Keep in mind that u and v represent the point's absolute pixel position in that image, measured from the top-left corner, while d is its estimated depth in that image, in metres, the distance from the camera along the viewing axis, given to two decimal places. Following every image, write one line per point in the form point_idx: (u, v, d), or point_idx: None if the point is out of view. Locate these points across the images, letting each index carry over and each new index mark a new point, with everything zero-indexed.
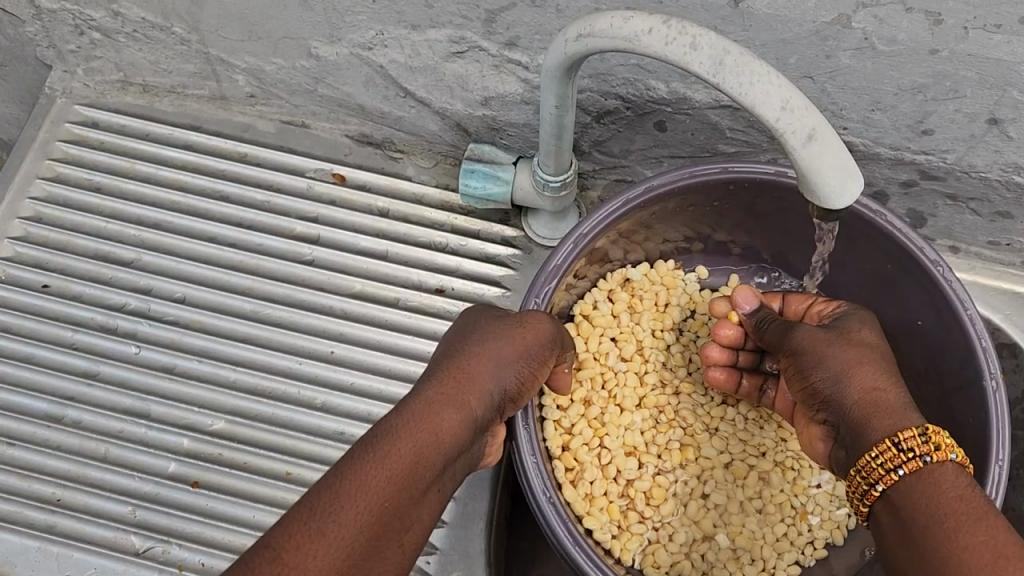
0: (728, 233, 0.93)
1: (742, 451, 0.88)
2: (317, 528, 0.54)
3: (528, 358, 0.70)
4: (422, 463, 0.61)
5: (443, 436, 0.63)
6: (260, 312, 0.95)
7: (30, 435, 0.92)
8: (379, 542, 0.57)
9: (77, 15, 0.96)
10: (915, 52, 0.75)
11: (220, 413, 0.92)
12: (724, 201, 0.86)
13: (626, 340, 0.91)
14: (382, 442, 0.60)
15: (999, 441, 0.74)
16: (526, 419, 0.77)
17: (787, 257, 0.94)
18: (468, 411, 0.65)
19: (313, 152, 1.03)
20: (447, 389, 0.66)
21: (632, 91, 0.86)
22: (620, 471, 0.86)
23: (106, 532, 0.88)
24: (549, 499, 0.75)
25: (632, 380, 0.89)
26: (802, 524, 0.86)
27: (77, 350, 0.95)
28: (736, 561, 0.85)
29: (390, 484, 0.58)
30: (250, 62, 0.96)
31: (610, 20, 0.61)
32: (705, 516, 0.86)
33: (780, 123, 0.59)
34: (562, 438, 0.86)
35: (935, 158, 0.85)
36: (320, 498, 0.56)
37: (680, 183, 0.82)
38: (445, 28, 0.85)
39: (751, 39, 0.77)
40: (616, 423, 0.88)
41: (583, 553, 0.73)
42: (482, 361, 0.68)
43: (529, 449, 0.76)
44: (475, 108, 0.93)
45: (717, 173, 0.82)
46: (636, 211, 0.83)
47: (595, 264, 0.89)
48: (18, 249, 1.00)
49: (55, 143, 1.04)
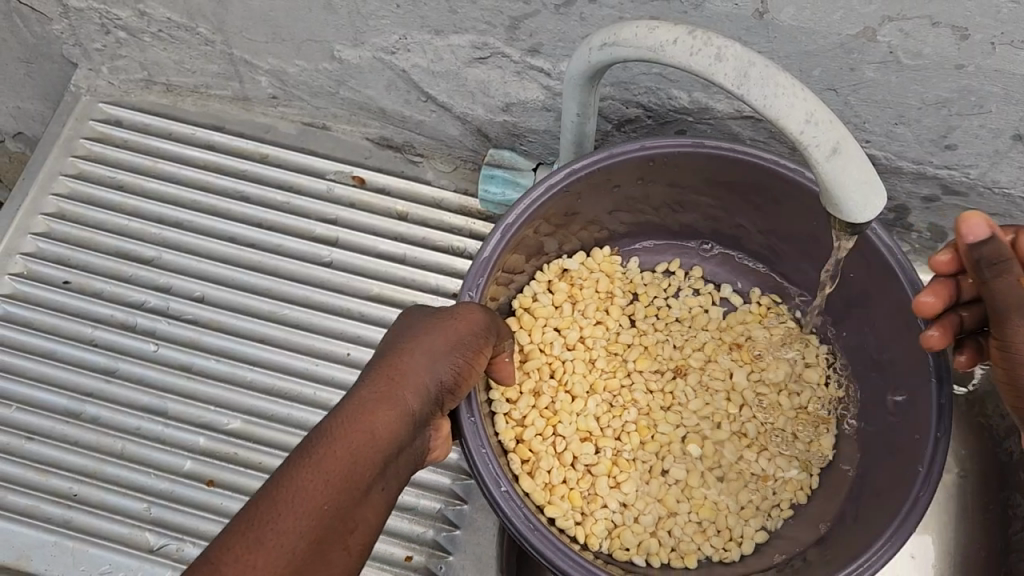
0: (663, 212, 0.89)
1: (699, 424, 0.85)
2: (257, 537, 0.51)
3: (461, 348, 0.66)
4: (361, 465, 0.57)
5: (380, 435, 0.59)
6: (277, 312, 0.96)
7: (49, 430, 0.93)
8: (324, 546, 0.54)
9: (103, 15, 0.97)
10: (941, 66, 0.74)
11: (236, 412, 0.92)
12: (648, 178, 0.82)
13: (568, 327, 0.88)
14: (318, 446, 0.56)
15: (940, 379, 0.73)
16: (471, 410, 0.71)
17: (728, 234, 0.91)
18: (406, 406, 0.61)
19: (334, 154, 1.03)
20: (381, 385, 0.61)
21: (654, 100, 0.86)
22: (578, 457, 0.82)
23: (121, 528, 0.89)
24: (503, 491, 0.69)
25: (581, 367, 0.86)
26: (764, 487, 0.83)
27: (96, 346, 0.96)
28: (703, 533, 0.81)
29: (331, 485, 0.55)
30: (274, 64, 0.97)
31: (634, 29, 0.63)
32: (668, 492, 0.83)
33: (804, 136, 0.59)
34: (515, 431, 0.82)
35: (958, 173, 0.85)
36: (257, 507, 0.53)
37: (601, 164, 0.78)
38: (468, 33, 0.85)
39: (776, 50, 0.77)
40: (568, 410, 0.84)
41: (543, 537, 0.68)
42: (413, 355, 0.64)
43: (478, 440, 0.70)
44: (496, 113, 0.94)
45: (637, 151, 0.78)
46: (561, 196, 0.79)
47: (530, 259, 0.86)
48: (40, 245, 1.01)
49: (78, 141, 1.05)
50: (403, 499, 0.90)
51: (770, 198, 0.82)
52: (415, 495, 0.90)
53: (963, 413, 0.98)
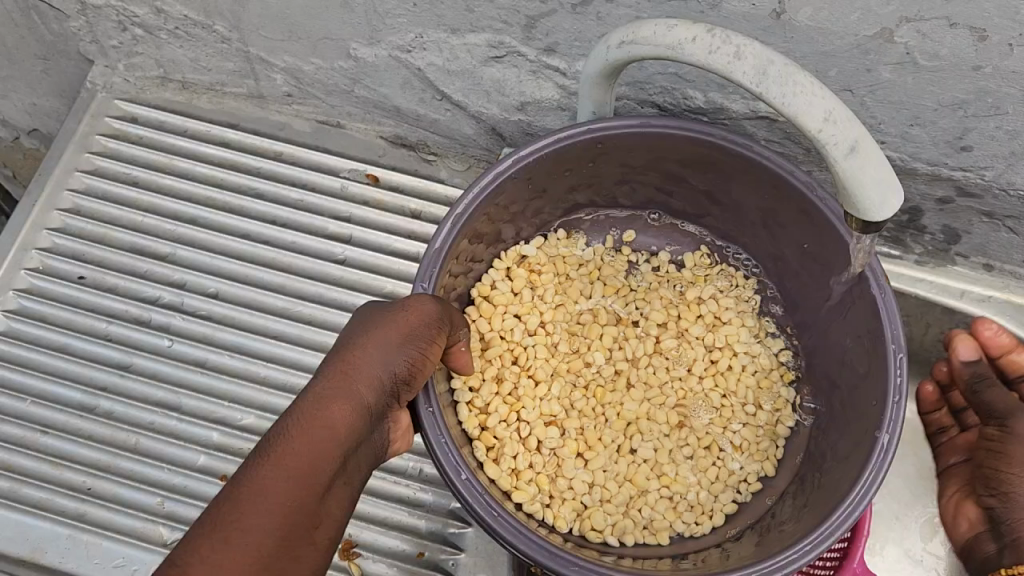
0: (614, 190, 0.86)
1: (657, 400, 0.84)
2: (219, 540, 0.49)
3: (415, 340, 0.63)
4: (322, 461, 0.55)
5: (339, 430, 0.57)
6: (291, 309, 0.96)
7: (63, 424, 0.93)
8: (292, 544, 0.52)
9: (120, 12, 0.97)
10: (958, 67, 0.74)
11: (250, 408, 0.92)
12: (597, 159, 0.80)
13: (528, 314, 0.85)
14: (275, 445, 0.54)
15: (895, 344, 0.69)
16: (430, 401, 0.67)
17: (682, 209, 0.88)
18: (362, 400, 0.59)
19: (348, 152, 1.04)
20: (335, 381, 0.59)
21: (668, 100, 0.86)
22: (542, 442, 0.80)
23: (134, 522, 0.89)
24: (464, 479, 0.65)
25: (542, 352, 0.84)
26: (733, 459, 0.82)
27: (111, 341, 0.96)
28: (674, 509, 0.80)
29: (292, 483, 0.53)
30: (290, 62, 0.97)
31: (653, 27, 0.63)
32: (638, 472, 0.81)
33: (822, 134, 0.59)
34: (479, 419, 0.79)
35: (973, 175, 0.85)
36: (219, 509, 0.51)
37: (549, 148, 0.75)
38: (484, 32, 0.85)
39: (793, 51, 0.77)
40: (531, 395, 0.82)
41: (508, 527, 0.64)
42: (366, 349, 0.61)
43: (436, 430, 0.66)
44: (511, 112, 0.94)
45: (583, 137, 0.75)
46: (511, 184, 0.76)
47: (487, 246, 0.84)
48: (55, 241, 1.01)
49: (94, 137, 1.05)
50: (416, 495, 0.90)
51: (724, 176, 0.80)
52: (427, 492, 0.90)
53: None
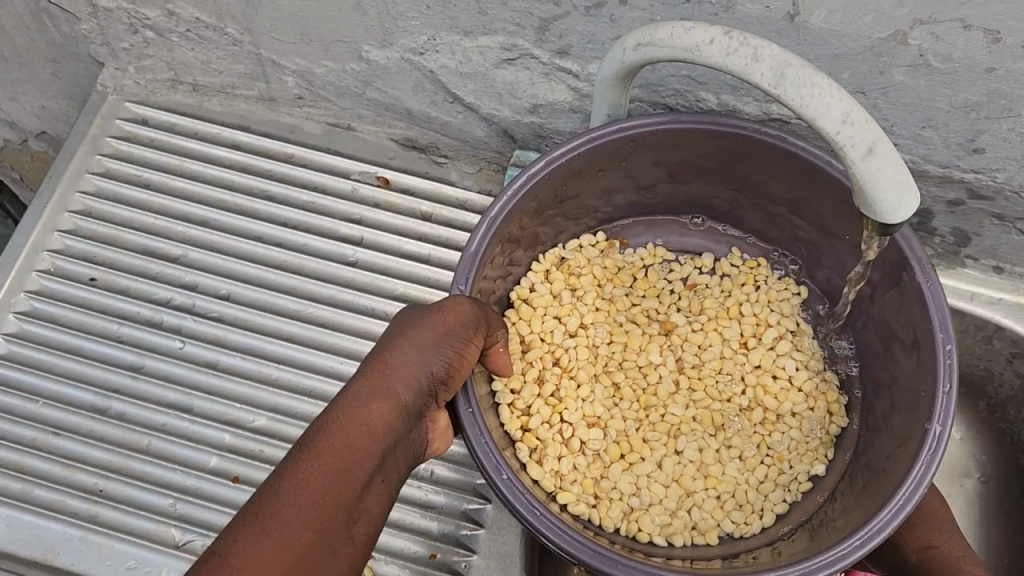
0: (650, 189, 0.87)
1: (704, 400, 0.83)
2: (260, 530, 0.52)
3: (452, 340, 0.64)
4: (358, 459, 0.57)
5: (375, 429, 0.59)
6: (302, 311, 0.96)
7: (75, 425, 0.93)
8: (328, 537, 0.54)
9: (132, 14, 0.97)
10: (971, 70, 0.75)
11: (262, 409, 0.92)
12: (630, 160, 0.80)
13: (568, 315, 0.85)
14: (314, 441, 0.56)
15: (944, 333, 0.69)
16: (469, 403, 0.69)
17: (722, 210, 0.89)
18: (398, 399, 0.61)
19: (358, 155, 1.04)
20: (373, 380, 0.61)
21: (681, 102, 0.87)
22: (585, 443, 0.80)
23: (147, 524, 0.89)
24: (506, 478, 0.66)
25: (583, 354, 0.84)
26: (781, 463, 0.82)
27: (122, 343, 0.96)
28: (722, 508, 0.80)
29: (330, 479, 0.55)
30: (301, 64, 0.98)
31: (670, 30, 0.63)
32: (684, 473, 0.81)
33: (840, 136, 0.59)
34: (520, 421, 0.80)
35: (985, 177, 0.85)
36: (260, 499, 0.53)
37: (581, 147, 0.75)
38: (497, 34, 0.85)
39: (806, 53, 0.77)
40: (574, 396, 0.81)
41: (551, 528, 0.65)
42: (403, 350, 0.63)
43: (477, 431, 0.67)
44: (523, 115, 0.94)
45: (617, 135, 0.76)
46: (544, 183, 0.77)
47: (524, 249, 0.85)
48: (66, 242, 1.01)
49: (105, 139, 1.06)
50: (428, 497, 0.90)
51: (749, 175, 0.82)
52: (439, 494, 0.90)
53: (985, 420, 1.01)
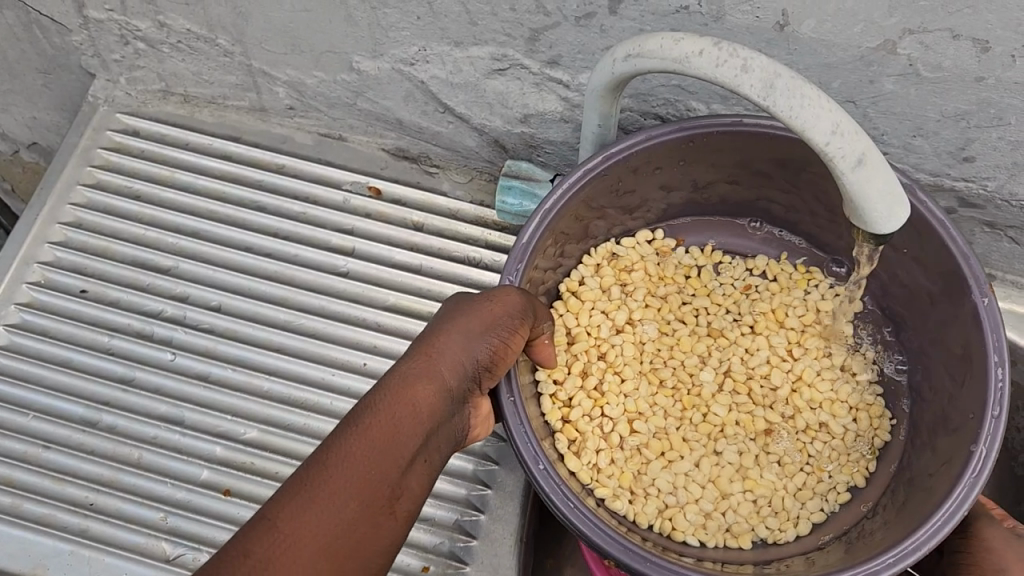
0: (710, 186, 0.88)
1: (746, 404, 0.85)
2: (308, 498, 0.54)
3: (498, 328, 0.66)
4: (403, 437, 0.59)
5: (420, 410, 0.61)
6: (294, 322, 0.96)
7: (65, 439, 0.93)
8: (372, 511, 0.57)
9: (123, 26, 0.97)
10: (961, 79, 0.75)
11: (253, 421, 0.92)
12: (688, 159, 0.82)
13: (616, 311, 0.88)
14: (363, 417, 0.58)
15: (997, 355, 0.69)
16: (511, 391, 0.70)
17: (776, 214, 0.90)
18: (443, 384, 0.63)
19: (350, 165, 1.04)
20: (419, 363, 0.63)
21: (671, 111, 0.87)
22: (625, 438, 0.83)
23: (137, 537, 0.88)
24: (542, 468, 0.67)
25: (629, 351, 0.86)
26: (820, 473, 0.83)
27: (113, 355, 0.96)
28: (757, 513, 0.81)
29: (377, 454, 0.57)
30: (292, 75, 0.97)
31: (659, 41, 0.63)
32: (721, 475, 0.82)
33: (829, 147, 0.59)
34: (562, 412, 0.82)
35: (975, 185, 0.85)
36: (309, 469, 0.56)
37: (637, 146, 0.77)
38: (487, 45, 0.85)
39: (796, 63, 0.77)
40: (616, 391, 0.84)
41: (583, 519, 0.66)
42: (450, 337, 0.65)
43: (517, 421, 0.69)
44: (514, 125, 0.94)
45: (674, 134, 0.77)
46: (600, 180, 0.78)
47: (575, 242, 0.87)
48: (57, 254, 1.01)
49: (96, 150, 1.05)
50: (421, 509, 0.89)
51: (804, 178, 0.83)
52: (432, 505, 0.89)
53: None
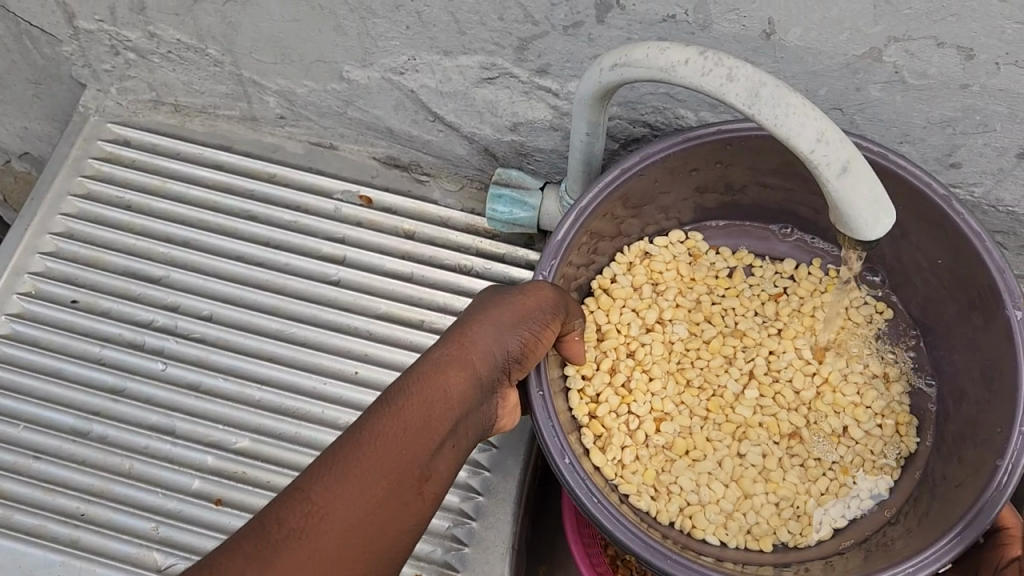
0: (747, 187, 0.88)
1: (771, 407, 0.86)
2: (339, 474, 0.55)
3: (530, 321, 0.67)
4: (434, 421, 0.59)
5: (451, 396, 0.61)
6: (286, 331, 0.96)
7: (56, 449, 0.93)
8: (401, 492, 0.57)
9: (113, 36, 0.97)
10: (946, 86, 0.75)
11: (244, 431, 0.92)
12: (725, 162, 0.83)
13: (646, 309, 0.88)
14: (395, 398, 0.59)
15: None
16: (541, 385, 0.73)
17: (808, 218, 0.91)
18: (475, 372, 0.63)
19: (340, 174, 1.04)
20: (451, 349, 0.63)
21: (660, 119, 0.87)
22: (650, 436, 0.84)
23: (128, 548, 0.88)
24: (568, 462, 0.70)
25: (658, 350, 0.87)
26: (844, 478, 0.83)
27: (104, 365, 0.96)
28: (779, 516, 0.82)
29: (408, 435, 0.58)
30: (282, 84, 0.98)
31: (646, 50, 0.63)
32: (744, 476, 0.83)
33: (814, 155, 0.60)
34: (589, 407, 0.83)
35: (962, 191, 0.86)
36: (341, 446, 0.56)
37: (676, 148, 0.78)
38: (476, 54, 0.86)
39: (783, 70, 0.78)
40: (644, 390, 0.85)
41: (606, 513, 0.68)
42: (482, 326, 0.65)
43: (545, 415, 0.71)
44: (504, 133, 0.95)
45: (714, 136, 0.78)
46: (636, 180, 0.79)
47: (609, 239, 0.87)
48: (48, 264, 1.01)
49: (87, 160, 1.05)
50: None
51: None
52: None
53: None
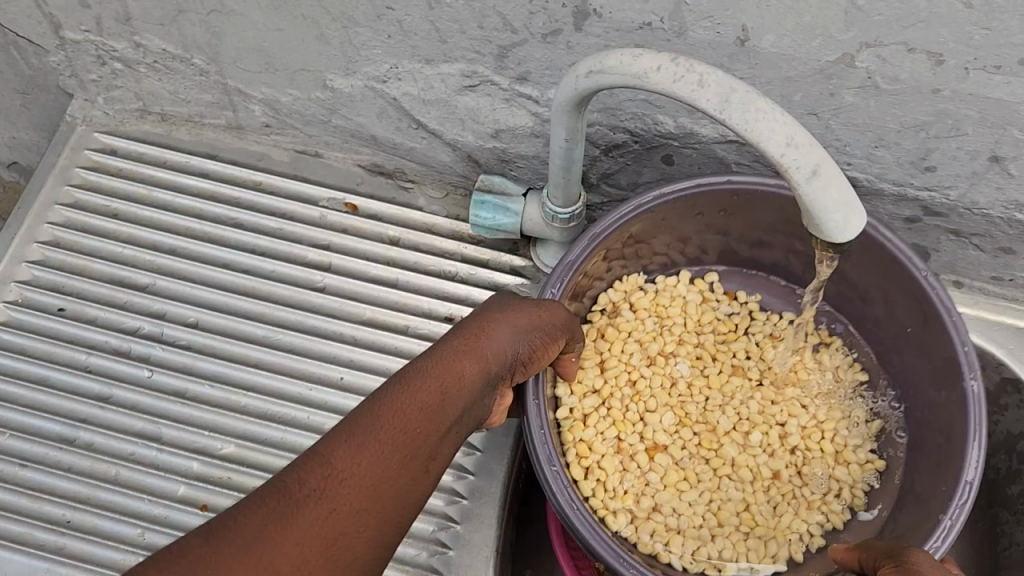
0: (742, 242, 0.92)
1: (756, 444, 0.88)
2: (359, 441, 0.56)
3: (542, 330, 0.70)
4: (448, 404, 0.61)
5: (464, 383, 0.63)
6: (272, 337, 0.97)
7: (42, 456, 0.93)
8: (414, 466, 0.58)
9: (99, 46, 0.98)
10: (918, 91, 0.76)
11: (230, 437, 0.93)
12: (731, 211, 0.86)
13: (649, 342, 0.92)
14: (414, 377, 0.60)
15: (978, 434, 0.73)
16: (537, 393, 0.75)
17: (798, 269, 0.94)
18: (489, 364, 0.65)
19: (326, 182, 1.05)
20: (469, 338, 0.65)
21: (640, 125, 0.88)
22: (635, 463, 0.86)
23: (114, 554, 0.88)
24: (554, 469, 0.73)
25: (658, 385, 0.90)
26: (809, 515, 0.85)
27: (90, 372, 0.97)
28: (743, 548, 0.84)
29: (424, 413, 0.59)
30: (266, 93, 0.99)
31: (619, 57, 0.64)
32: (721, 509, 0.85)
33: (785, 159, 0.60)
34: (580, 428, 0.87)
35: (938, 195, 0.87)
36: (362, 415, 0.57)
37: (687, 192, 0.82)
38: (457, 62, 0.87)
39: (757, 77, 0.79)
40: (636, 420, 0.88)
41: (581, 517, 0.71)
42: (499, 321, 0.67)
43: (538, 422, 0.74)
44: (486, 140, 0.96)
45: (721, 186, 0.82)
46: (644, 216, 0.83)
47: (611, 269, 0.91)
48: (35, 273, 1.02)
49: (74, 170, 1.06)
50: None
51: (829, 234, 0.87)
52: None
53: None
